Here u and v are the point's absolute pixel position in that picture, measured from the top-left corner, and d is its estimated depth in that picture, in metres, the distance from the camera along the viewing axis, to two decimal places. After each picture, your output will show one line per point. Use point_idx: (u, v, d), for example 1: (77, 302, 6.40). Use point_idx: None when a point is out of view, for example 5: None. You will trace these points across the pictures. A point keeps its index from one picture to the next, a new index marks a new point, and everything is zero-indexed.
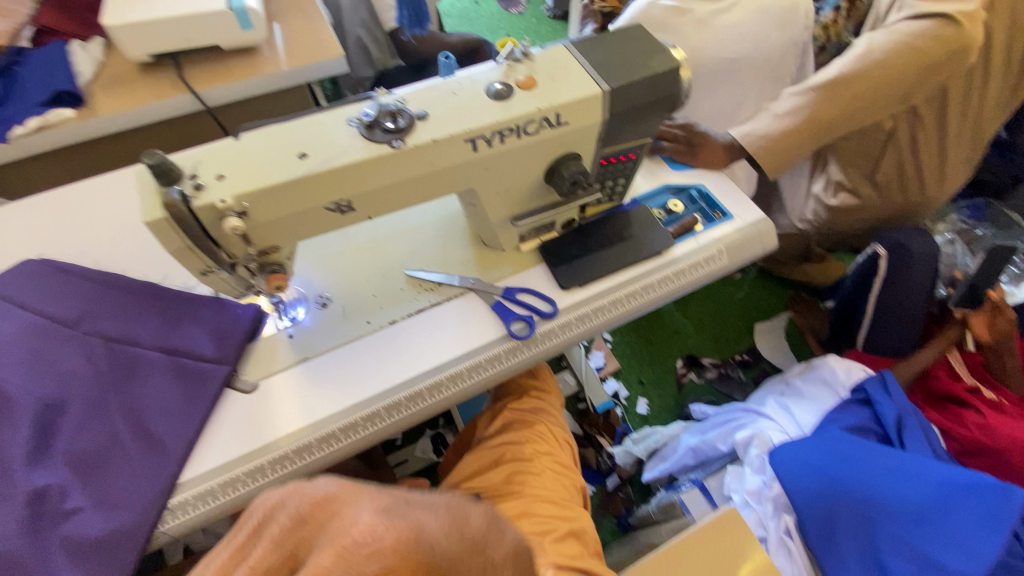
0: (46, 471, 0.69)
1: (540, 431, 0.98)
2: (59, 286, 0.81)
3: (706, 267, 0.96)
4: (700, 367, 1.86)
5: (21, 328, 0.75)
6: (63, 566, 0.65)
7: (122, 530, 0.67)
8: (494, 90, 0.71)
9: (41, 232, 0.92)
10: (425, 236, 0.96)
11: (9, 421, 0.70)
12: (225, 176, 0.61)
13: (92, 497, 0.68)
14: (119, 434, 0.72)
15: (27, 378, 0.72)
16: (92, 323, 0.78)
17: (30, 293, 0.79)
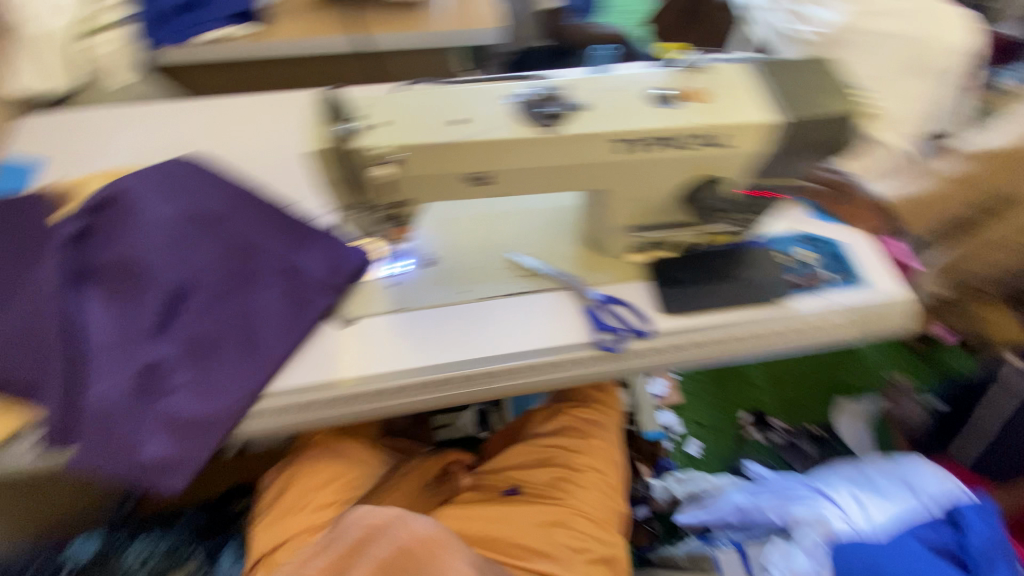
0: (162, 347, 0.75)
1: (593, 444, 0.93)
2: (209, 185, 0.88)
3: (820, 330, 0.91)
4: (765, 426, 1.75)
5: (172, 214, 0.83)
6: (155, 435, 0.71)
7: (209, 418, 0.73)
8: (656, 97, 0.69)
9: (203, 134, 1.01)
10: (535, 222, 0.95)
11: (145, 294, 0.77)
12: (386, 124, 0.65)
13: (193, 382, 0.75)
14: (228, 332, 0.78)
15: (165, 260, 0.80)
16: (228, 227, 0.85)
17: (184, 184, 0.87)
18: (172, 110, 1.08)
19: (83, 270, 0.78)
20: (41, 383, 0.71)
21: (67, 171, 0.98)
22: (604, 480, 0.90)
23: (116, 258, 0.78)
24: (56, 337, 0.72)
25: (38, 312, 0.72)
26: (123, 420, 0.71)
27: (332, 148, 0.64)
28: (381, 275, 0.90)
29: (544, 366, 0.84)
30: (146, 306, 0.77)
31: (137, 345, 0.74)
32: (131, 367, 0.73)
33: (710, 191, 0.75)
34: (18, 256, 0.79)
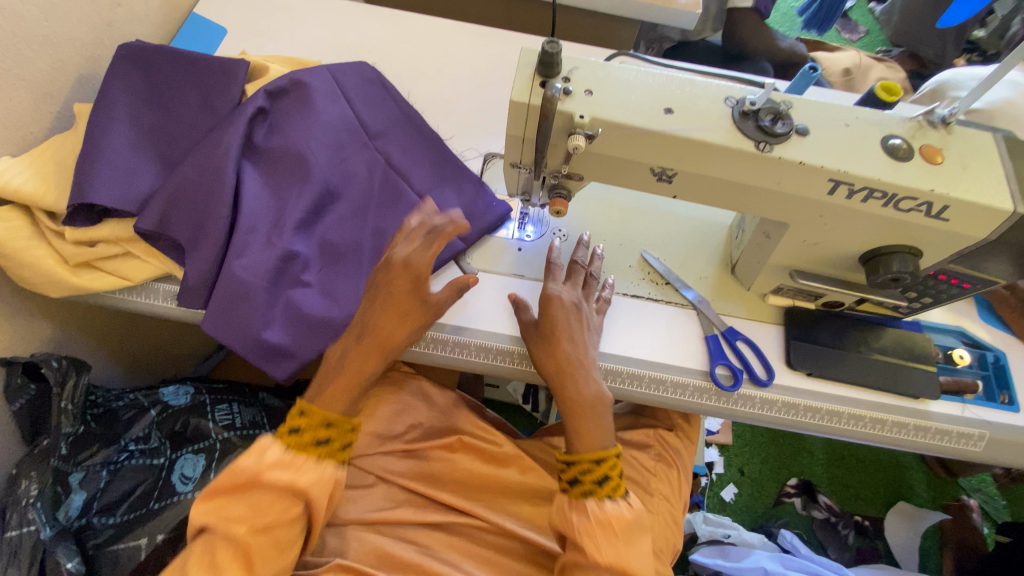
0: (303, 241, 0.77)
1: (673, 475, 0.91)
2: (377, 98, 0.88)
3: (954, 442, 0.80)
4: (811, 499, 1.63)
5: (340, 117, 0.83)
6: (278, 322, 0.74)
7: (330, 321, 0.75)
8: (892, 144, 0.62)
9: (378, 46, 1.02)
10: (678, 231, 0.91)
11: (299, 185, 0.78)
12: (594, 94, 0.61)
13: (322, 282, 0.77)
14: (362, 248, 0.80)
15: (326, 159, 0.80)
16: (385, 143, 0.86)
17: (355, 90, 0.87)
18: (351, 13, 1.08)
19: (249, 142, 0.79)
20: (192, 239, 0.73)
21: (249, 47, 1.00)
22: (672, 512, 0.89)
23: (283, 143, 0.79)
24: (216, 200, 0.73)
25: (206, 171, 0.74)
26: (253, 299, 0.72)
27: (532, 103, 0.61)
28: (507, 233, 0.88)
29: (648, 380, 0.79)
30: (298, 196, 0.77)
31: (280, 231, 0.75)
32: (272, 251, 0.74)
33: (902, 261, 0.67)
34: (192, 108, 0.79)
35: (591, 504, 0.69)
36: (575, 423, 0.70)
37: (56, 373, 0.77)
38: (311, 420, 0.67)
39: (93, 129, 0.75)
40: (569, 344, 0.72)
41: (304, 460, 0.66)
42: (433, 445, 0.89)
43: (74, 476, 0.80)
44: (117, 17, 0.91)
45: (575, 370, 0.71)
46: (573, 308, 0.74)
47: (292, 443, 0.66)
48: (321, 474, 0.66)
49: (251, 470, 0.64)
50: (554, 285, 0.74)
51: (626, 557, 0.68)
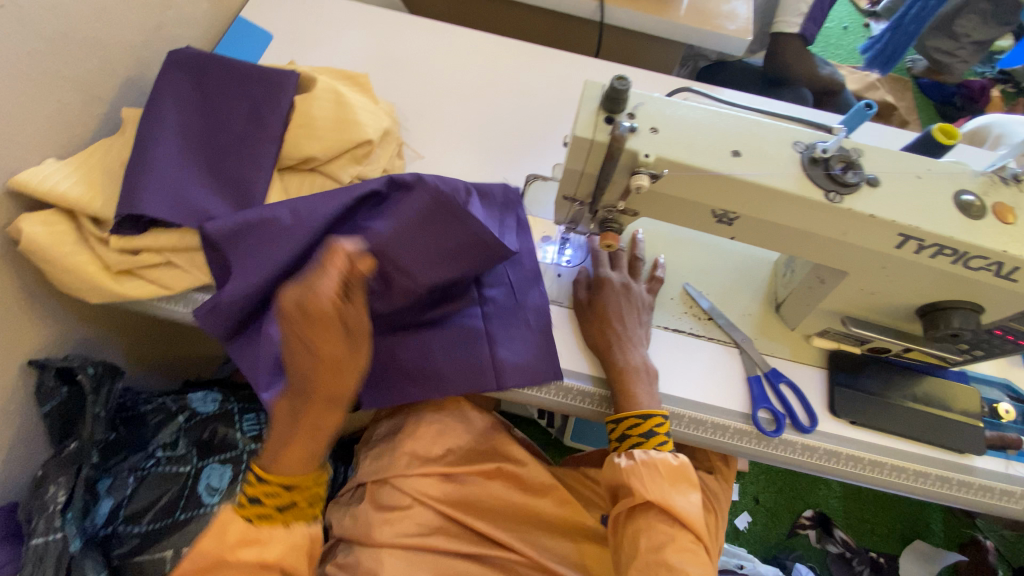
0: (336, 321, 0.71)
1: (712, 520, 0.90)
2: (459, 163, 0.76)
3: (996, 499, 0.78)
4: (826, 533, 1.59)
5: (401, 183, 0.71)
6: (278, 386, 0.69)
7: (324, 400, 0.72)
8: (964, 200, 0.60)
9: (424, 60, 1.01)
10: (721, 265, 0.89)
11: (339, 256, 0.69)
12: (659, 133, 0.60)
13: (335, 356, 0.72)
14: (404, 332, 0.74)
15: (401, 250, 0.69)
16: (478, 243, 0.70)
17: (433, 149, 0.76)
18: (395, 23, 1.07)
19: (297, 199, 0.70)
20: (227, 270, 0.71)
21: (293, 55, 1.00)
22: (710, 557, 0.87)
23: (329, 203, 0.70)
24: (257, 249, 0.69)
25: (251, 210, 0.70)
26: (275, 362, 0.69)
27: (595, 139, 0.60)
28: (547, 257, 0.87)
29: (688, 420, 0.78)
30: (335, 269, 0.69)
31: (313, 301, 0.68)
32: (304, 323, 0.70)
33: (963, 317, 0.65)
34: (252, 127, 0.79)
35: (637, 450, 0.71)
36: (619, 386, 0.73)
37: (92, 378, 0.78)
38: (266, 489, 0.64)
39: (142, 137, 0.75)
40: (619, 320, 0.78)
41: (268, 531, 0.63)
42: (471, 470, 0.85)
43: (102, 483, 0.81)
44: (166, 20, 0.91)
45: (622, 342, 0.76)
46: (623, 289, 0.81)
47: (252, 515, 0.63)
48: (293, 535, 0.65)
49: (214, 554, 0.61)
50: (603, 271, 0.82)
51: (673, 498, 0.69)
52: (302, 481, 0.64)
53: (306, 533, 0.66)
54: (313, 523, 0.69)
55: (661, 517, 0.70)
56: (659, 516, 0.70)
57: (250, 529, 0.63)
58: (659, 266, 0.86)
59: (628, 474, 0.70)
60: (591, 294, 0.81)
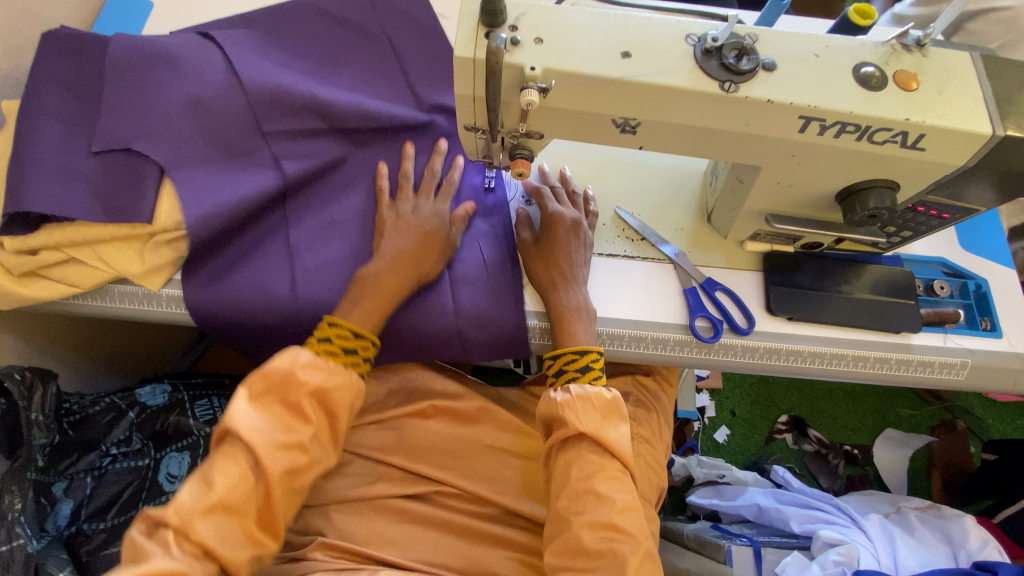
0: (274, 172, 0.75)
1: (655, 420, 0.93)
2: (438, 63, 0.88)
3: (936, 373, 0.81)
4: (800, 434, 1.65)
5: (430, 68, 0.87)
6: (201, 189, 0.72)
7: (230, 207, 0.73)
8: (864, 73, 0.58)
9: None
10: (651, 183, 0.88)
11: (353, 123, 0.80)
12: (544, 42, 0.56)
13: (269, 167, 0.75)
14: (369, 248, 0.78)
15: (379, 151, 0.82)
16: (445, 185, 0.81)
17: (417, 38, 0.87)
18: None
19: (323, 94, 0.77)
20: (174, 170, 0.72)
21: (181, 25, 0.93)
22: (653, 454, 0.90)
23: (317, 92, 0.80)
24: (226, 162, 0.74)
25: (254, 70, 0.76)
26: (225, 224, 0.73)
27: (479, 57, 0.56)
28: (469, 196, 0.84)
29: (628, 338, 0.78)
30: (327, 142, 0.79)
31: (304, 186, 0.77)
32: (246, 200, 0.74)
33: (879, 195, 0.64)
34: (287, 27, 0.84)
35: (573, 385, 0.70)
36: (559, 325, 0.74)
37: (22, 384, 0.76)
38: (340, 331, 0.68)
39: (23, 131, 0.70)
40: (567, 258, 0.77)
41: (335, 365, 0.65)
42: (400, 412, 0.88)
43: (57, 486, 0.80)
44: (31, 1, 0.84)
45: (567, 281, 0.76)
46: (572, 224, 0.79)
47: (321, 351, 0.66)
48: (348, 377, 0.65)
49: (284, 370, 0.61)
50: (553, 207, 0.80)
51: (605, 429, 0.69)
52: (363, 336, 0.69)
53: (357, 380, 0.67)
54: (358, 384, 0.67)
55: (591, 448, 0.68)
56: (590, 448, 0.69)
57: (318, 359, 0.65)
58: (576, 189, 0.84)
59: (560, 407, 0.69)
60: (535, 234, 0.80)
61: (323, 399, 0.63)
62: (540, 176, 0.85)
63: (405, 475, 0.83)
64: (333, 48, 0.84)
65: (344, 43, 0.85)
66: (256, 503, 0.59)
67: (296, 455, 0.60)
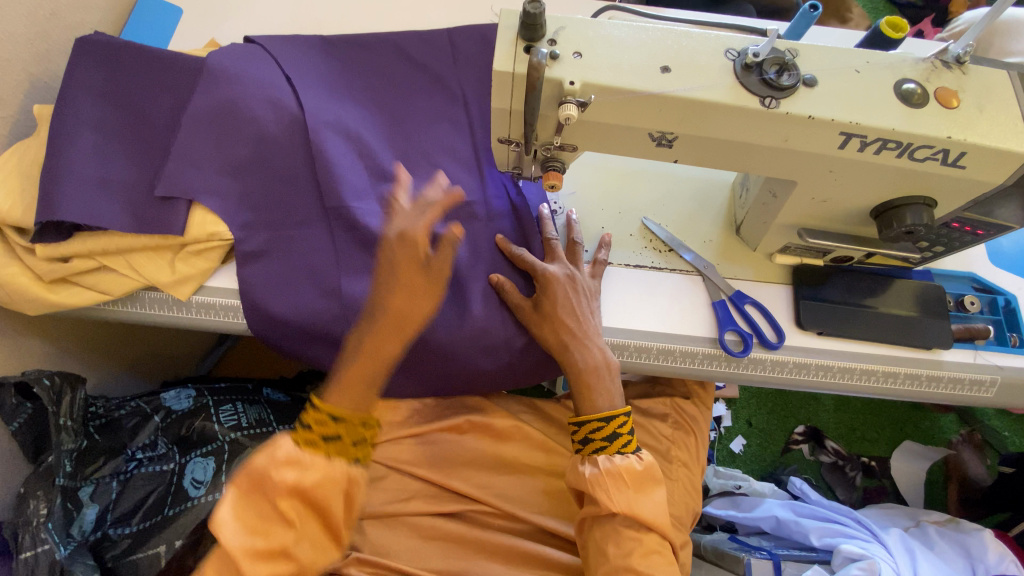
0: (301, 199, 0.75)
1: (692, 442, 0.94)
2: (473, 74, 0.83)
3: (966, 391, 0.80)
4: (818, 445, 1.63)
5: (469, 82, 0.83)
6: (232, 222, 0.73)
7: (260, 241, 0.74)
8: (905, 89, 0.57)
9: (350, 19, 0.96)
10: (679, 195, 0.87)
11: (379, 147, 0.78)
12: (583, 56, 0.56)
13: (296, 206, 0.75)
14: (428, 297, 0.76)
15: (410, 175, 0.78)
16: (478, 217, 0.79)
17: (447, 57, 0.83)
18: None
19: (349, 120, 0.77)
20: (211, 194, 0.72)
21: (209, 31, 0.94)
22: (690, 477, 0.92)
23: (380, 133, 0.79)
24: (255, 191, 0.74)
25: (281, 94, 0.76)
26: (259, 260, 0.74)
27: (517, 70, 0.56)
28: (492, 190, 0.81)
29: (656, 351, 0.78)
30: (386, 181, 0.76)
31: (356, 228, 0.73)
32: (277, 234, 0.74)
33: (916, 212, 0.64)
34: (360, 65, 0.82)
35: (601, 457, 0.70)
36: (581, 387, 0.72)
37: (50, 390, 0.77)
38: (322, 415, 0.60)
39: (55, 141, 0.71)
40: (572, 316, 0.73)
41: (313, 459, 0.58)
42: (438, 428, 0.86)
43: (83, 491, 0.81)
44: (60, 6, 0.85)
45: (579, 341, 0.72)
46: (568, 281, 0.75)
47: (302, 441, 0.59)
48: (331, 470, 0.58)
49: (262, 467, 0.57)
50: (544, 267, 0.75)
51: (639, 503, 0.68)
52: (352, 417, 0.60)
53: (345, 470, 0.59)
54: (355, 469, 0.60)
55: (627, 523, 0.68)
56: (626, 524, 0.69)
57: (298, 451, 0.58)
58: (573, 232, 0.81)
59: (593, 485, 0.68)
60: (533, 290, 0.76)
61: (304, 495, 0.57)
62: (542, 225, 0.79)
63: (433, 488, 0.84)
64: (401, 85, 0.82)
65: (413, 83, 0.83)
66: None
67: (276, 564, 0.57)
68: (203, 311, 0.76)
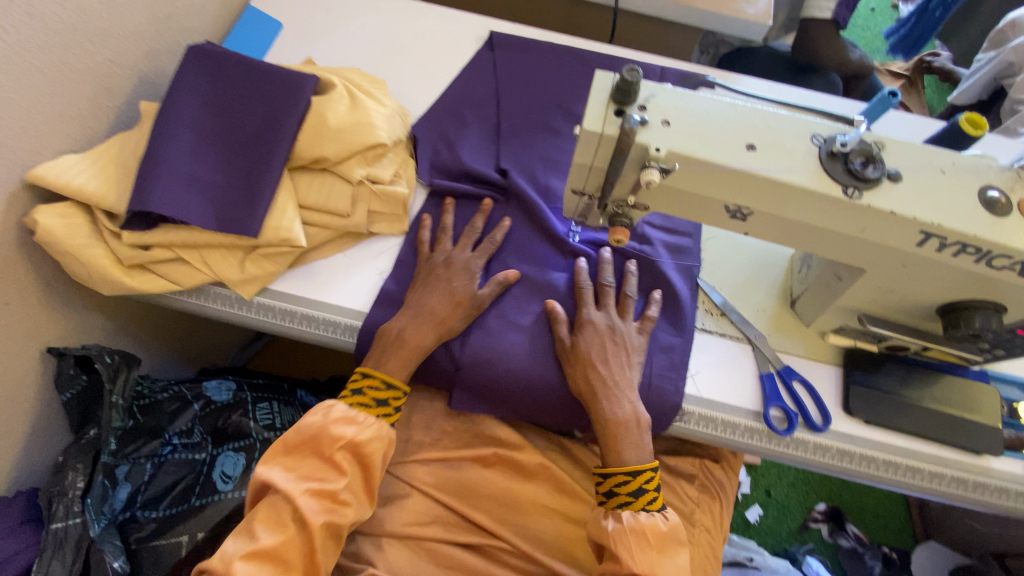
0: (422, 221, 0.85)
1: (716, 508, 0.92)
2: (553, 99, 0.96)
3: (1014, 502, 0.77)
4: (838, 527, 1.55)
5: (547, 101, 0.96)
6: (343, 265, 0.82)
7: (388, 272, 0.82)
8: (990, 197, 0.57)
9: (436, 56, 1.01)
10: (735, 259, 0.88)
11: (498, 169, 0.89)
12: (671, 125, 0.58)
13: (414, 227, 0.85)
14: (522, 359, 0.77)
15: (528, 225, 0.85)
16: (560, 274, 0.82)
17: (532, 94, 0.97)
18: (427, 27, 1.04)
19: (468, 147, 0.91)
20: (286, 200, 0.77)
21: (303, 48, 1.00)
22: (712, 544, 0.90)
23: (536, 167, 0.90)
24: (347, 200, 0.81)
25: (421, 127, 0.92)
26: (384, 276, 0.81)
27: (605, 131, 0.58)
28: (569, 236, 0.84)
29: (697, 417, 0.78)
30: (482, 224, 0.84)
31: (427, 263, 0.80)
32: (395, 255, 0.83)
33: (985, 317, 0.63)
34: (548, 92, 0.97)
35: (625, 513, 0.71)
36: (608, 440, 0.73)
37: (110, 368, 0.80)
38: (372, 382, 0.74)
39: (156, 135, 0.75)
40: (600, 362, 0.74)
41: (365, 417, 0.72)
42: (467, 456, 0.87)
43: (119, 469, 0.82)
44: (177, 11, 0.91)
45: (609, 389, 0.73)
46: (608, 331, 0.77)
47: (354, 403, 0.73)
48: (379, 429, 0.72)
49: (317, 424, 0.71)
50: (586, 311, 0.77)
51: (660, 565, 0.68)
52: (389, 388, 0.74)
53: (389, 430, 0.74)
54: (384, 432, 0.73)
55: None
56: None
57: (350, 411, 0.73)
58: (653, 302, 0.81)
59: (615, 542, 0.69)
60: (573, 334, 0.77)
61: (355, 449, 0.71)
62: (575, 275, 0.80)
63: (454, 517, 0.84)
64: (542, 117, 0.94)
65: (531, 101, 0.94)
66: (299, 542, 0.67)
67: (327, 506, 0.68)
68: (264, 313, 0.80)
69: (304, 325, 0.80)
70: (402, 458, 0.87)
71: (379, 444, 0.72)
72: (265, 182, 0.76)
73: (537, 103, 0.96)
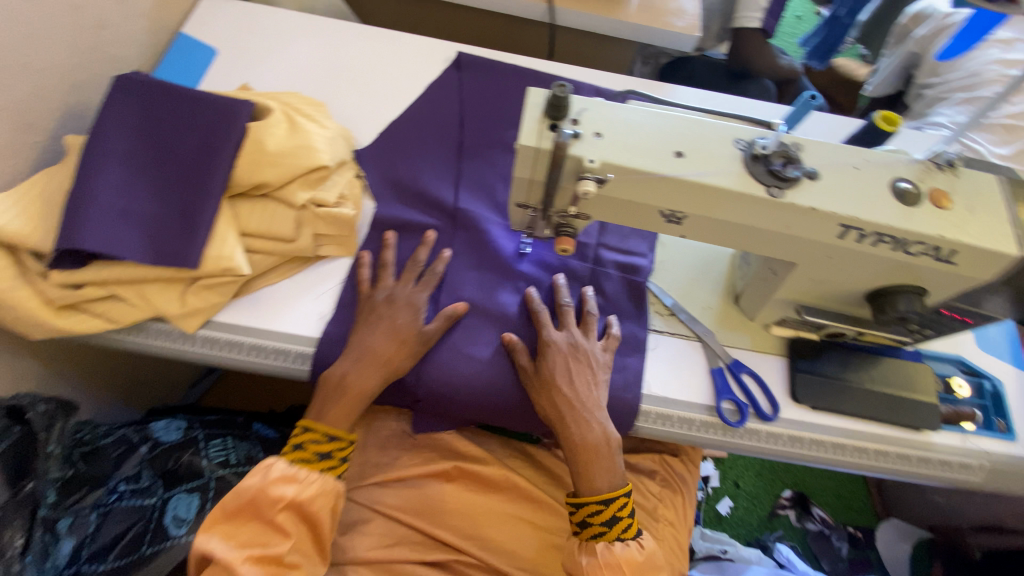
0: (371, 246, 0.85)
1: (678, 501, 0.95)
2: (496, 117, 0.97)
3: (952, 471, 0.82)
4: (805, 511, 1.59)
5: (490, 118, 0.97)
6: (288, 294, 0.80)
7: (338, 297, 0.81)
8: (901, 188, 0.61)
9: (377, 77, 1.01)
10: (681, 261, 0.91)
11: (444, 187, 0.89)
12: (603, 136, 0.60)
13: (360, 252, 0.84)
14: (482, 383, 0.78)
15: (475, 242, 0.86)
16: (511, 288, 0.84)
17: (475, 113, 0.97)
18: (367, 49, 1.04)
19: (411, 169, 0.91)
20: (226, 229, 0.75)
21: (240, 74, 0.98)
22: (677, 537, 0.91)
23: (481, 184, 0.90)
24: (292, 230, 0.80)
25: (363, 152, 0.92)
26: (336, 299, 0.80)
27: (541, 145, 0.60)
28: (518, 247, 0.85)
29: (655, 415, 0.79)
30: (428, 253, 0.83)
31: (369, 300, 0.78)
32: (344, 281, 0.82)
33: (908, 300, 0.67)
34: (491, 108, 0.98)
35: (601, 547, 0.71)
36: (580, 465, 0.73)
37: (43, 416, 0.75)
38: (313, 437, 0.73)
39: (83, 169, 0.72)
40: (565, 388, 0.74)
41: (307, 475, 0.72)
42: (430, 473, 0.86)
43: (62, 523, 0.76)
44: (102, 41, 0.88)
45: (576, 414, 0.74)
46: (570, 351, 0.77)
47: (296, 459, 0.73)
48: (324, 485, 0.72)
49: (256, 486, 0.69)
50: (547, 335, 0.77)
51: None
52: (338, 434, 0.74)
53: (335, 483, 0.73)
54: (330, 484, 0.73)
55: None
56: None
57: (292, 468, 0.72)
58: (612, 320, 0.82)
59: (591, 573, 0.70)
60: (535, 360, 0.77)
61: (300, 507, 0.70)
62: (530, 300, 0.80)
63: (420, 538, 0.83)
64: (485, 134, 0.95)
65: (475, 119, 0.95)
66: None
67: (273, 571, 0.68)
68: (209, 345, 0.77)
69: (253, 355, 0.78)
70: (360, 482, 0.86)
71: (322, 497, 0.72)
72: (204, 212, 0.74)
73: (479, 121, 0.96)
